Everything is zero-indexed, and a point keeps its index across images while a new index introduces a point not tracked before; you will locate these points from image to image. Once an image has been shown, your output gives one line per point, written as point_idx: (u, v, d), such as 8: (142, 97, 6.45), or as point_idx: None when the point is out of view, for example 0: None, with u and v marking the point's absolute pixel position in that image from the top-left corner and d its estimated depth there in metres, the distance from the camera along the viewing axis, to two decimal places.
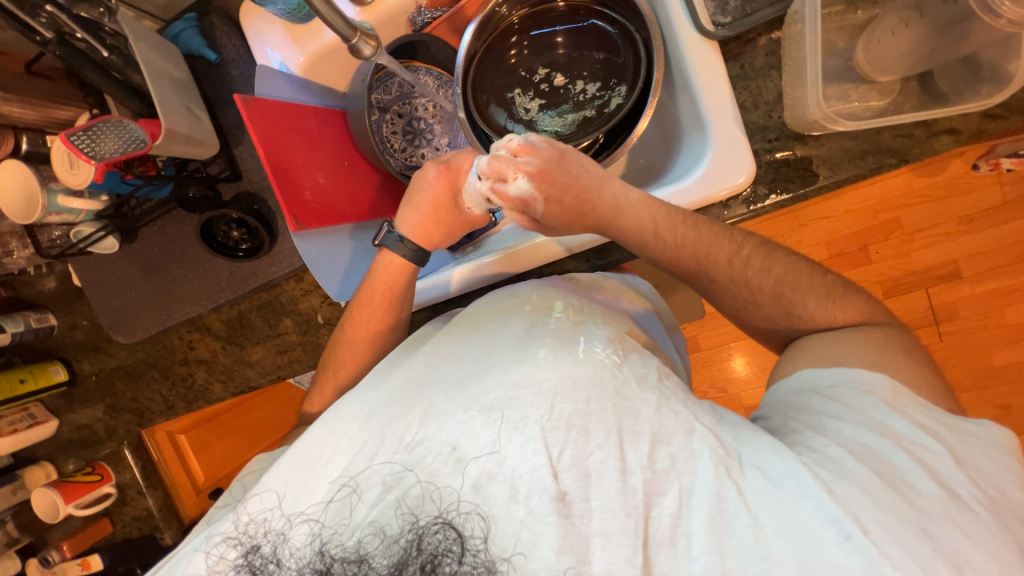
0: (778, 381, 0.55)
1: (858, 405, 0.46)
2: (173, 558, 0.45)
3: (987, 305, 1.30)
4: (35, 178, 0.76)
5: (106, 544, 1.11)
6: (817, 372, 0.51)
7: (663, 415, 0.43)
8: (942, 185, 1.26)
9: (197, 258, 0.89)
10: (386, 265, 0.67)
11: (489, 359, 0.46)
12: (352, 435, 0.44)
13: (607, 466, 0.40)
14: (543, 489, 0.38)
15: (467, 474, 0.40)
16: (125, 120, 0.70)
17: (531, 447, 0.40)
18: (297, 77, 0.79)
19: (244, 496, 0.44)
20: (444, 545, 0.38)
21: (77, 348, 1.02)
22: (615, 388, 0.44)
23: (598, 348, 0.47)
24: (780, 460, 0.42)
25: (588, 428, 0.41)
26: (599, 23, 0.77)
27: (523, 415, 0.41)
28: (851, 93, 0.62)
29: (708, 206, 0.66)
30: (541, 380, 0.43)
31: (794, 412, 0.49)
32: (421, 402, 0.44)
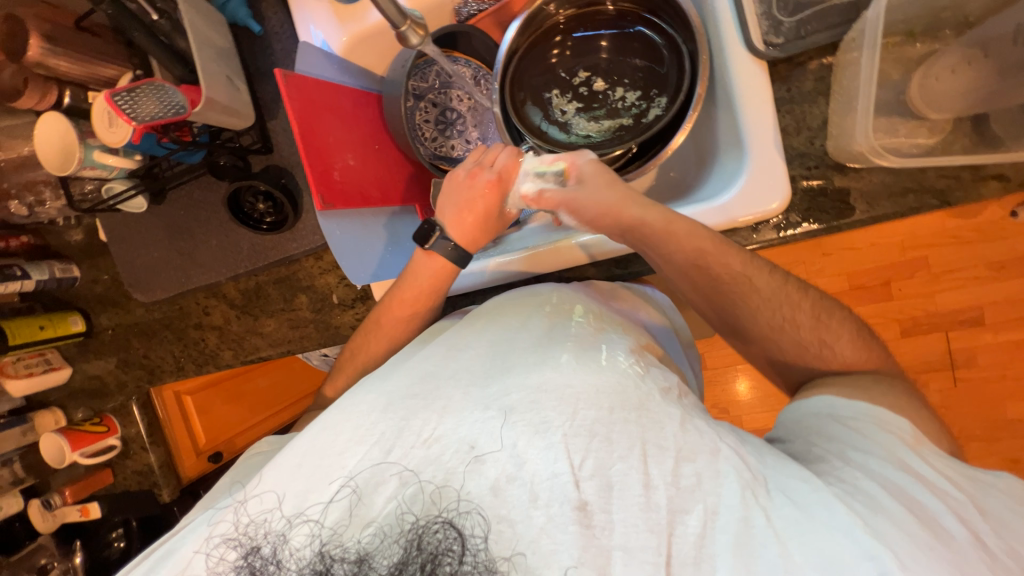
0: (792, 405, 0.55)
1: (882, 442, 0.46)
2: (178, 535, 0.45)
3: (1007, 355, 1.27)
4: (74, 132, 0.77)
5: (105, 494, 1.13)
6: (838, 400, 0.50)
7: (687, 431, 0.42)
8: (976, 228, 1.22)
9: (221, 225, 0.90)
10: (431, 268, 0.66)
11: (510, 359, 0.46)
12: (370, 424, 0.43)
13: (630, 479, 0.40)
14: (564, 498, 0.39)
15: (486, 474, 0.40)
16: (167, 85, 0.70)
17: (552, 454, 0.40)
18: (337, 57, 0.79)
19: (245, 494, 0.44)
20: (444, 545, 0.39)
21: (97, 301, 1.04)
22: (639, 399, 0.43)
23: (620, 357, 0.46)
24: (810, 490, 0.41)
25: (612, 438, 0.41)
26: (646, 31, 0.76)
27: (545, 419, 0.41)
28: (900, 127, 0.60)
29: (737, 227, 0.65)
30: (563, 386, 0.43)
31: (808, 438, 0.49)
32: (440, 398, 0.44)
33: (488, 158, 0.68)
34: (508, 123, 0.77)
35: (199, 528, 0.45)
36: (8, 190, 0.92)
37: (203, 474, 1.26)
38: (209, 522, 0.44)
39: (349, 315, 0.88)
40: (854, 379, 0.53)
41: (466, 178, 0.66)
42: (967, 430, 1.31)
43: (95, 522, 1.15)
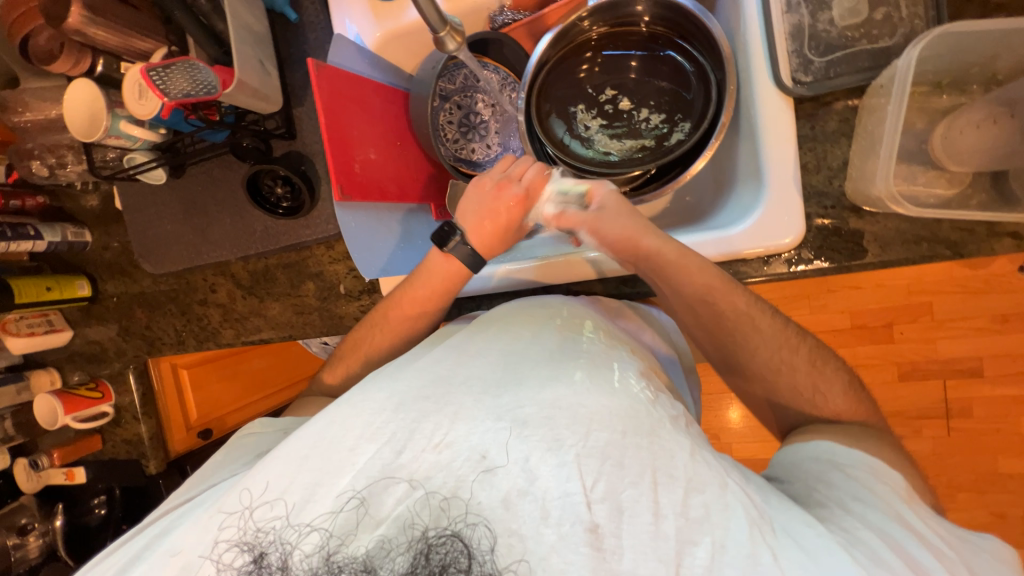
0: (790, 446, 0.56)
1: (879, 492, 0.47)
2: (178, 528, 0.47)
3: (1004, 409, 1.27)
4: (104, 100, 0.78)
5: (92, 460, 1.13)
6: (838, 446, 0.52)
7: (697, 462, 0.42)
8: (983, 280, 1.23)
9: (237, 205, 0.91)
10: (443, 269, 0.66)
11: (521, 372, 0.46)
12: (381, 424, 0.43)
13: (640, 506, 0.40)
14: (576, 518, 0.39)
15: (498, 486, 0.40)
16: (198, 63, 0.71)
17: (564, 472, 0.40)
18: (369, 52, 0.80)
19: (250, 501, 0.43)
20: (452, 556, 0.39)
21: (105, 268, 1.05)
22: (651, 425, 0.43)
23: (632, 379, 0.46)
24: (814, 535, 0.41)
25: (624, 462, 0.41)
26: (676, 56, 0.77)
27: (557, 437, 0.41)
28: (919, 176, 0.60)
29: (748, 258, 0.66)
30: (576, 405, 0.43)
31: (808, 481, 0.49)
32: (450, 404, 0.44)
33: (517, 172, 0.67)
34: (532, 133, 0.78)
35: (201, 522, 0.45)
36: (31, 151, 0.93)
37: (191, 449, 1.24)
38: (210, 525, 0.44)
39: (354, 306, 0.88)
40: (844, 429, 0.54)
41: (496, 189, 0.66)
42: (958, 481, 1.31)
43: (79, 487, 1.15)
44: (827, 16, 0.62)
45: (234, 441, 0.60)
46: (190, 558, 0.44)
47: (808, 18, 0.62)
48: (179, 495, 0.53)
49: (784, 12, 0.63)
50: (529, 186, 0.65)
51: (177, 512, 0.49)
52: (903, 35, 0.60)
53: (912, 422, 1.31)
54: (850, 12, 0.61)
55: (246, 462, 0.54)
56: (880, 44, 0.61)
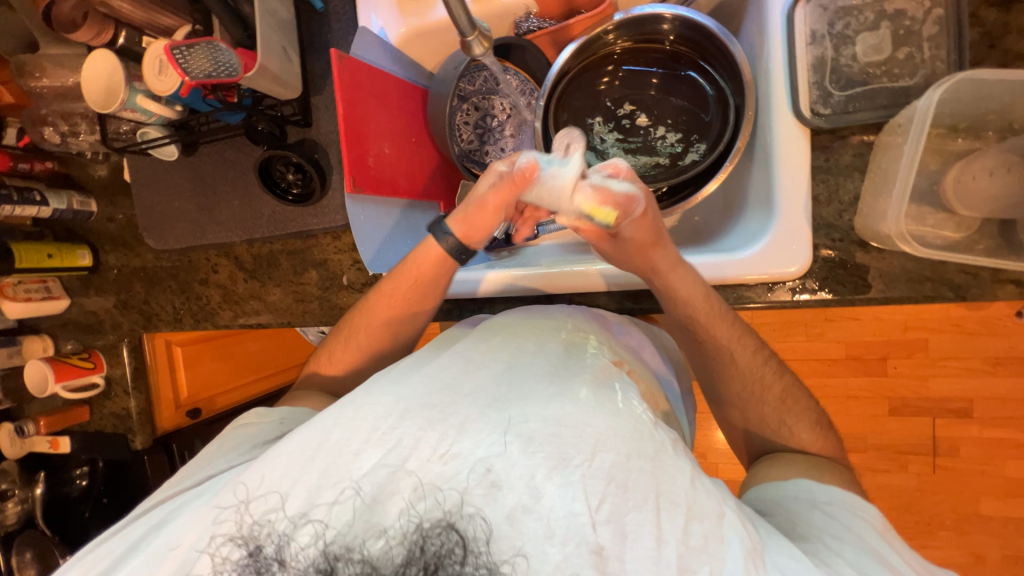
0: (768, 483, 0.55)
1: (857, 531, 0.47)
2: (173, 522, 0.47)
3: (990, 451, 1.28)
4: (123, 73, 0.78)
5: (79, 431, 1.11)
6: (817, 485, 0.52)
7: (697, 490, 0.41)
8: (979, 321, 1.24)
9: (246, 188, 0.91)
10: (429, 253, 0.65)
11: (527, 385, 0.46)
12: (387, 429, 0.43)
13: (643, 531, 0.39)
14: (582, 540, 0.38)
15: (503, 501, 0.40)
16: (220, 44, 0.71)
17: (569, 492, 0.40)
18: (392, 47, 0.80)
19: (246, 494, 0.44)
20: (447, 547, 0.40)
21: (108, 239, 1.04)
22: (654, 449, 0.43)
23: (634, 400, 0.47)
24: (801, 569, 0.41)
25: (627, 486, 0.40)
26: (697, 77, 0.77)
27: (566, 454, 0.41)
28: (928, 217, 0.61)
29: (752, 283, 0.66)
30: (583, 424, 0.42)
31: (791, 517, 0.49)
32: (456, 414, 0.44)
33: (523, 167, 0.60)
34: (547, 141, 0.78)
35: (197, 518, 0.45)
36: (45, 117, 0.93)
37: (178, 427, 1.22)
38: (206, 520, 0.44)
39: (355, 298, 0.88)
40: (825, 466, 0.55)
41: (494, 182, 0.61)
42: (939, 519, 1.31)
43: (64, 456, 1.14)
44: (850, 51, 0.62)
45: (230, 430, 0.61)
46: (190, 549, 0.44)
47: (831, 51, 0.63)
48: (179, 483, 0.53)
49: (808, 44, 0.63)
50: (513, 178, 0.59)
51: (173, 504, 0.49)
52: (924, 76, 0.60)
53: (899, 457, 1.31)
54: (873, 49, 0.62)
55: (244, 453, 0.56)
56: (900, 83, 0.61)
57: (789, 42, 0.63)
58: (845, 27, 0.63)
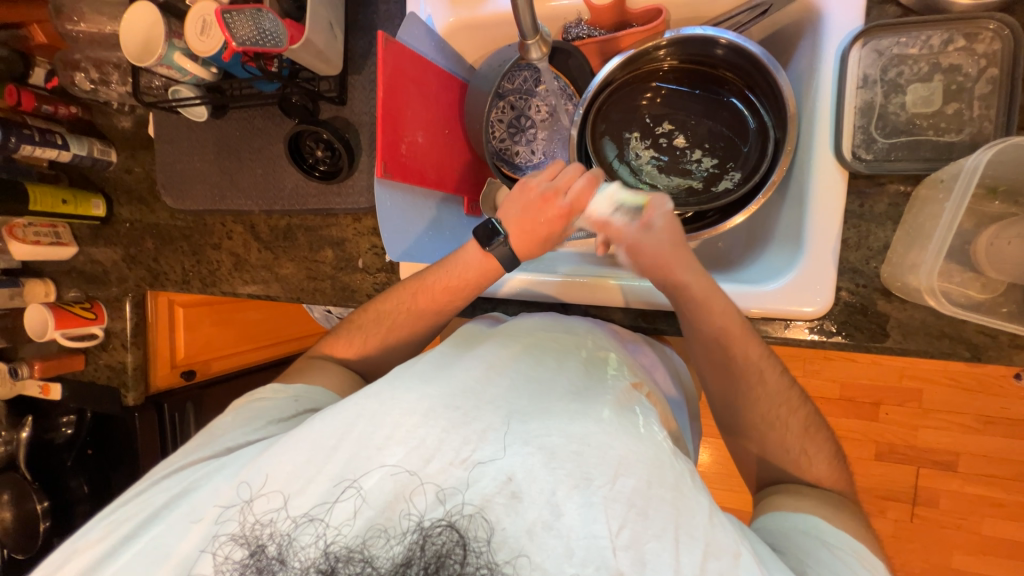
0: (778, 511, 0.56)
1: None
2: (183, 504, 0.48)
3: (970, 508, 1.28)
4: (164, 28, 0.77)
5: (72, 379, 1.10)
6: (826, 524, 0.52)
7: (715, 527, 0.41)
8: (976, 378, 1.24)
9: (272, 159, 0.90)
10: (474, 258, 0.66)
11: (547, 401, 0.47)
12: (411, 428, 0.43)
13: (661, 561, 0.39)
14: (603, 563, 0.38)
15: (523, 515, 0.40)
16: (269, 13, 0.70)
17: (591, 513, 0.40)
18: (437, 35, 0.79)
19: (248, 494, 0.44)
20: (448, 547, 0.40)
21: (124, 191, 1.03)
22: (674, 478, 0.43)
23: (655, 426, 0.47)
24: None
25: (648, 513, 0.40)
26: (739, 105, 0.77)
27: (588, 474, 0.41)
28: (957, 275, 0.60)
29: (771, 317, 0.66)
30: (606, 446, 0.43)
31: (799, 554, 0.49)
32: (478, 420, 0.44)
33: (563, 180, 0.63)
34: (582, 149, 0.77)
35: (207, 505, 0.46)
36: (78, 62, 0.93)
37: (172, 388, 1.20)
38: (208, 519, 0.45)
39: (369, 282, 0.87)
40: (832, 504, 0.55)
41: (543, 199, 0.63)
42: (911, 567, 1.33)
43: (53, 402, 1.14)
44: (899, 100, 0.62)
45: (240, 404, 0.61)
46: (186, 546, 0.45)
47: (880, 97, 0.63)
48: (196, 453, 0.54)
49: (858, 87, 0.63)
50: (575, 202, 0.62)
51: (197, 474, 0.51)
52: (970, 134, 0.60)
53: (880, 501, 1.32)
54: (923, 100, 0.62)
55: (259, 427, 0.57)
56: (946, 137, 0.61)
57: (839, 82, 0.63)
58: (898, 74, 0.62)
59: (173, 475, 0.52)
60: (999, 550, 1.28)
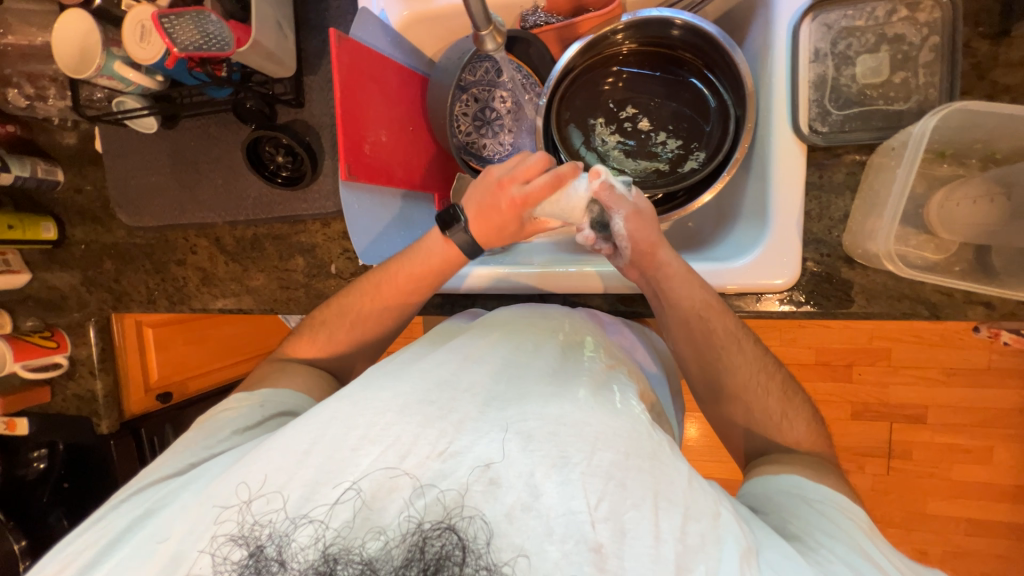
0: (759, 477, 0.58)
1: (839, 530, 0.48)
2: (162, 514, 0.47)
3: (940, 456, 1.35)
4: (100, 36, 0.73)
5: (37, 412, 1.04)
6: (809, 482, 0.54)
7: (694, 490, 0.43)
8: (939, 334, 1.30)
9: (231, 167, 0.87)
10: (439, 246, 0.65)
11: (524, 386, 0.47)
12: (385, 425, 0.43)
13: (642, 528, 0.40)
14: (581, 538, 0.39)
15: (502, 500, 0.40)
16: (213, 16, 0.68)
17: (568, 490, 0.40)
18: (393, 30, 0.78)
19: (247, 495, 0.44)
20: (446, 550, 0.40)
21: (76, 212, 0.98)
22: (651, 448, 0.44)
23: (632, 400, 0.49)
24: (791, 565, 0.42)
25: (626, 484, 0.41)
26: (699, 86, 0.78)
27: (564, 452, 0.42)
28: (912, 238, 0.63)
29: (741, 293, 0.68)
30: (581, 423, 0.44)
31: (781, 513, 0.52)
32: (455, 411, 0.44)
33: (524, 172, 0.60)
34: (548, 139, 0.77)
35: (185, 513, 0.46)
36: (9, 77, 0.87)
37: (148, 412, 1.15)
38: (206, 520, 0.44)
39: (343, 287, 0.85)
40: (812, 468, 0.56)
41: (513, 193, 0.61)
42: (889, 516, 1.40)
43: (18, 438, 1.08)
44: (850, 72, 0.64)
45: (206, 418, 0.60)
46: (180, 549, 0.44)
47: (832, 70, 0.64)
48: (195, 453, 0.55)
49: (811, 61, 0.64)
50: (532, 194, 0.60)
51: (166, 489, 0.50)
52: (917, 101, 0.63)
53: (858, 459, 1.39)
54: (872, 71, 0.64)
55: (225, 440, 0.56)
56: (895, 106, 0.63)
57: (793, 57, 0.64)
58: (847, 47, 0.64)
59: (144, 492, 0.51)
60: (969, 494, 1.36)
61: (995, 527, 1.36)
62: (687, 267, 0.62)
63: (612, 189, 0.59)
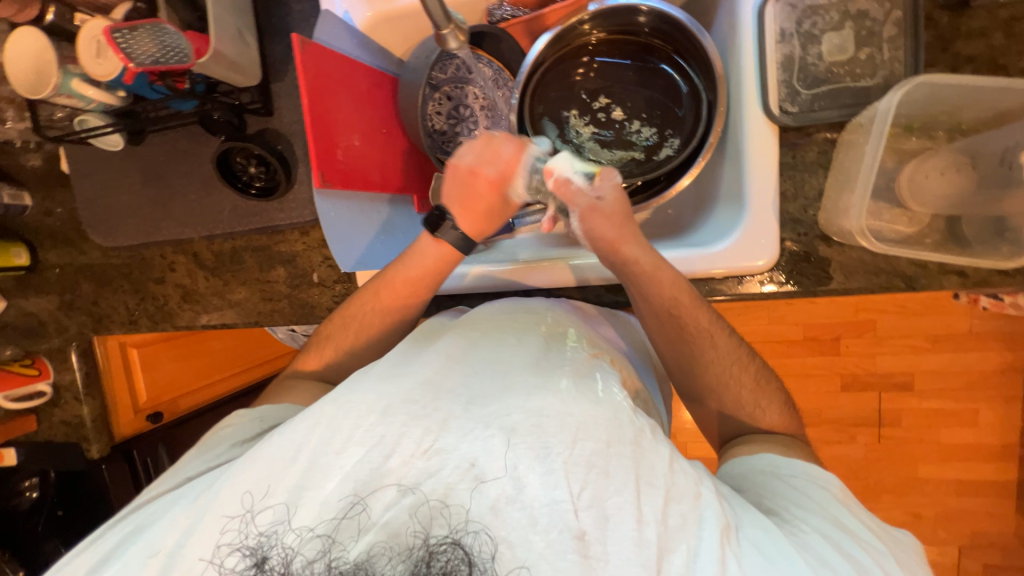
0: (736, 458, 0.59)
1: (815, 498, 0.50)
2: (152, 521, 0.48)
3: (928, 421, 1.39)
4: (54, 54, 0.71)
5: (24, 442, 1.01)
6: (780, 457, 0.56)
7: (675, 472, 0.44)
8: (921, 302, 1.33)
9: (203, 180, 0.86)
10: (431, 247, 0.66)
11: (507, 381, 0.47)
12: (368, 427, 0.44)
13: (624, 513, 0.41)
14: (564, 526, 0.40)
15: (487, 494, 0.41)
16: (167, 27, 0.66)
17: (552, 480, 0.41)
18: (358, 31, 0.76)
19: (251, 504, 0.44)
20: (452, 564, 0.40)
21: (47, 235, 0.95)
22: (633, 434, 0.45)
23: (614, 389, 0.49)
24: (770, 539, 0.44)
25: (608, 471, 0.42)
26: (670, 72, 0.78)
27: (546, 444, 0.42)
28: (885, 212, 0.64)
29: (722, 277, 0.69)
30: (563, 413, 0.44)
31: (758, 490, 0.53)
32: (438, 409, 0.45)
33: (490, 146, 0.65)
34: (523, 134, 0.77)
35: (173, 520, 0.46)
36: None
37: (139, 433, 1.15)
38: (213, 526, 0.44)
39: (327, 296, 0.84)
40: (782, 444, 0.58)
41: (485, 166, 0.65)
42: (882, 483, 1.43)
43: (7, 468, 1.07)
44: (816, 50, 0.64)
45: (211, 433, 0.60)
46: (168, 563, 0.44)
47: (798, 49, 0.65)
48: (195, 467, 0.54)
49: (777, 41, 0.65)
50: (509, 169, 0.65)
51: (154, 508, 0.49)
52: (883, 77, 0.63)
53: (849, 429, 1.42)
54: (838, 48, 0.64)
55: (225, 454, 0.55)
56: (862, 82, 0.64)
57: (759, 39, 0.64)
58: (811, 26, 0.64)
59: (131, 515, 0.50)
60: (957, 455, 1.39)
61: (984, 486, 1.39)
62: (660, 258, 0.61)
63: (568, 185, 0.64)
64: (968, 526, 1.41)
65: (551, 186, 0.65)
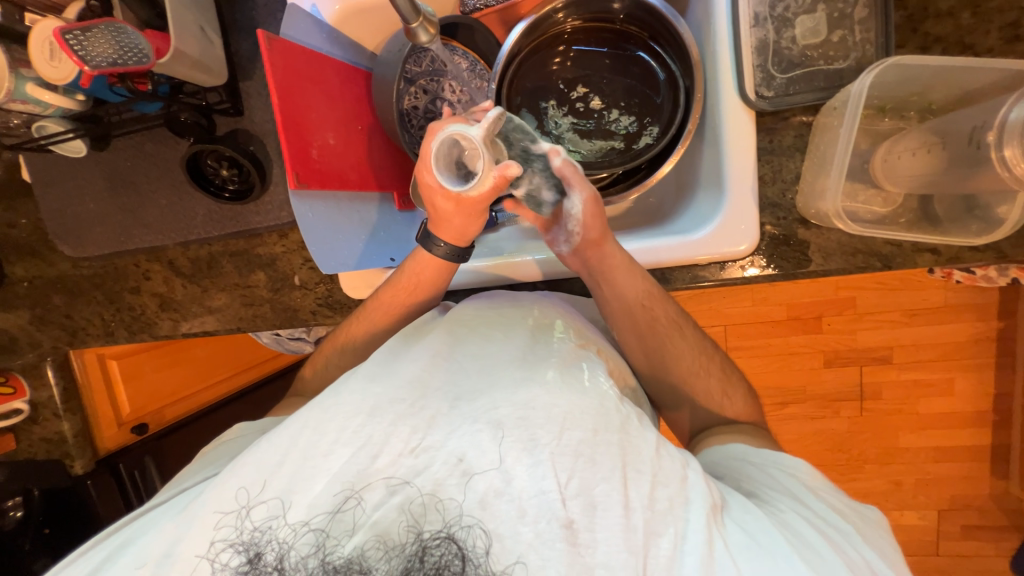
0: (710, 447, 0.60)
1: (786, 485, 0.52)
2: (140, 534, 0.47)
3: (906, 392, 1.43)
4: (5, 57, 0.67)
5: (4, 461, 0.99)
6: (751, 447, 0.57)
7: (662, 456, 0.44)
8: (898, 278, 1.37)
9: (174, 185, 0.83)
10: (423, 259, 0.64)
11: (493, 378, 0.47)
12: (356, 428, 0.44)
13: (612, 500, 0.41)
14: (552, 515, 0.40)
15: (475, 488, 0.41)
16: (126, 27, 0.64)
17: (539, 471, 0.42)
18: (328, 25, 0.74)
19: (247, 499, 0.43)
20: (446, 559, 0.40)
21: (12, 248, 0.92)
22: (620, 421, 0.45)
23: (600, 377, 0.49)
24: (753, 519, 0.45)
25: (596, 459, 0.42)
26: (647, 59, 0.77)
27: (533, 436, 0.43)
28: (859, 193, 0.65)
29: (705, 263, 0.69)
30: (550, 405, 0.44)
31: (733, 475, 0.54)
32: (425, 408, 0.45)
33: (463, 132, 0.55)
34: None
35: (161, 532, 0.46)
36: None
37: (124, 446, 1.13)
38: (206, 525, 0.43)
39: (310, 298, 0.82)
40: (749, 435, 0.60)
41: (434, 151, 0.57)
42: (865, 454, 1.48)
43: None
44: (790, 34, 0.65)
45: (207, 448, 0.60)
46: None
47: (772, 33, 0.65)
48: (187, 480, 0.54)
49: (752, 25, 0.65)
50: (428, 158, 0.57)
51: (143, 520, 0.49)
52: (855, 59, 0.64)
53: (832, 404, 1.46)
54: (811, 32, 0.64)
55: (218, 466, 0.55)
56: (835, 65, 0.64)
57: (733, 24, 0.64)
58: (784, 9, 0.65)
59: (120, 530, 0.50)
60: (935, 423, 1.44)
61: (960, 451, 1.45)
62: (627, 255, 0.62)
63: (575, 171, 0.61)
64: (946, 492, 1.47)
65: (557, 165, 0.60)
